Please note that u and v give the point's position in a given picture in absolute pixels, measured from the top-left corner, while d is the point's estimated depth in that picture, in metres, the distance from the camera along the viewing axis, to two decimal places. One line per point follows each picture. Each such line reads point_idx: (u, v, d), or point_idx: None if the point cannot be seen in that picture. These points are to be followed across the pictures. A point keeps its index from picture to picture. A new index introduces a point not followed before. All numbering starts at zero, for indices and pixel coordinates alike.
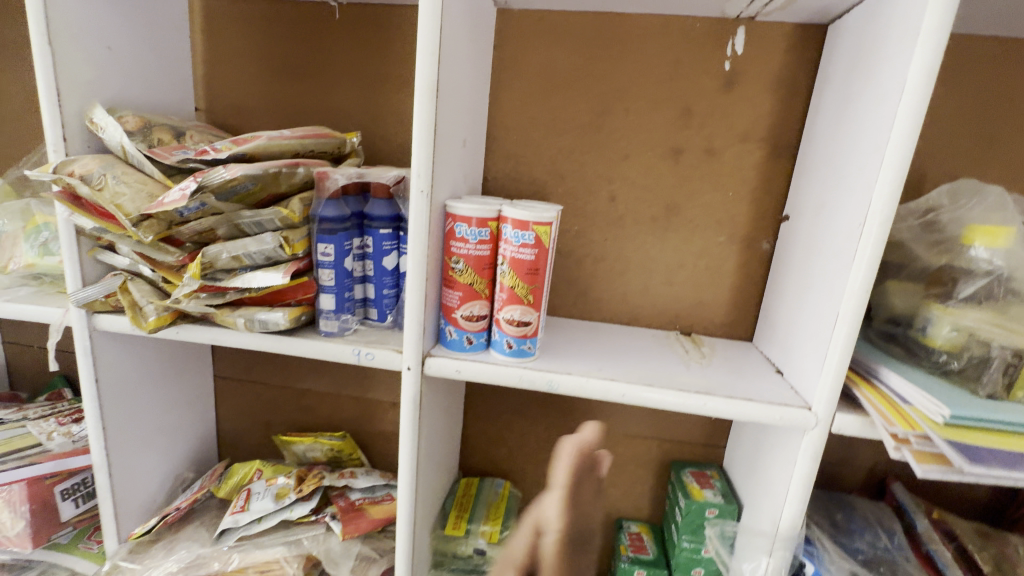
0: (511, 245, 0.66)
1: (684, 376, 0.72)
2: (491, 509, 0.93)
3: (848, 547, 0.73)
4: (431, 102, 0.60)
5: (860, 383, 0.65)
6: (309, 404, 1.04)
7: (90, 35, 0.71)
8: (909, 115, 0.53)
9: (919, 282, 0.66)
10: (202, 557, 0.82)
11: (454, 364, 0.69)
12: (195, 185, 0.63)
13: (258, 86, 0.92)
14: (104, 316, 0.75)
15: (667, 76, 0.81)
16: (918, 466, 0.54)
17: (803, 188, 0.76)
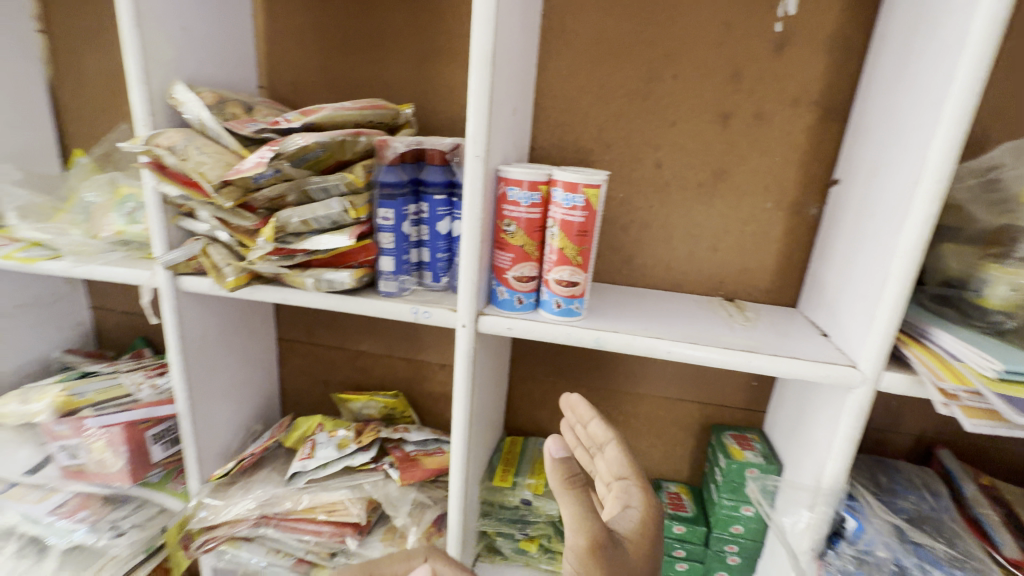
0: (561, 208, 0.69)
1: (728, 336, 0.74)
2: (536, 465, 0.98)
3: (891, 506, 0.74)
4: (486, 69, 0.63)
5: (909, 343, 0.65)
6: (365, 365, 1.11)
7: (169, 16, 0.76)
8: (972, 68, 0.52)
9: (976, 243, 0.66)
10: (277, 495, 0.91)
11: (506, 322, 0.74)
12: (272, 153, 0.68)
13: (316, 63, 0.97)
14: (187, 277, 0.83)
15: (717, 40, 0.80)
16: (967, 421, 0.56)
17: (856, 150, 0.75)
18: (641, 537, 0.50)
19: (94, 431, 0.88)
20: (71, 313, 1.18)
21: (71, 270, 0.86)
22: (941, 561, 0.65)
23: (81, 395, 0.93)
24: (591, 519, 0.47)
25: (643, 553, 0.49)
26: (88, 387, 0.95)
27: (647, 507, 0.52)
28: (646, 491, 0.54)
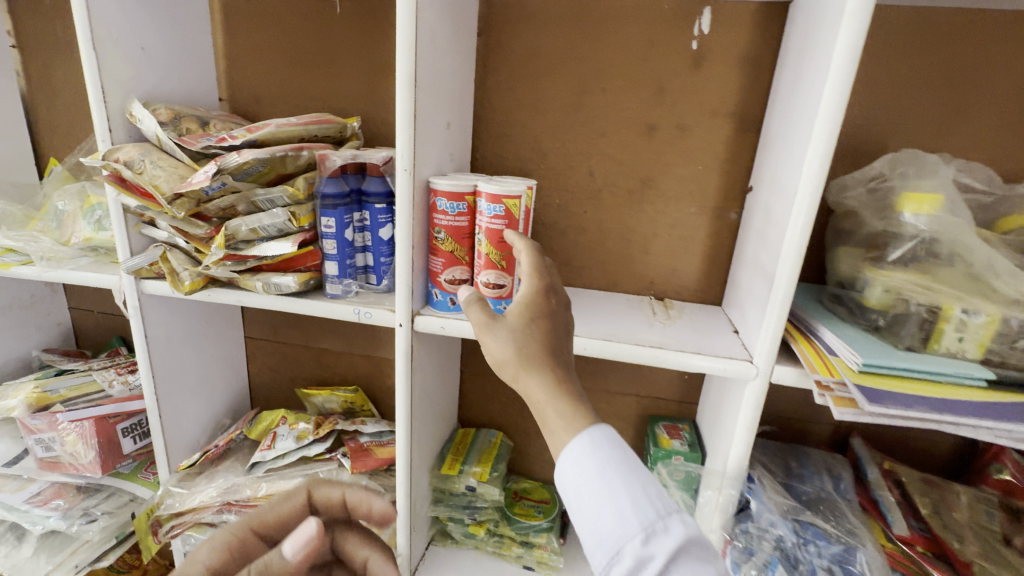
0: (485, 217, 0.75)
1: (644, 333, 0.80)
2: (483, 454, 1.04)
3: (794, 489, 0.80)
4: (409, 91, 0.69)
5: (799, 340, 0.71)
6: (327, 362, 1.17)
7: (126, 39, 0.82)
8: (836, 92, 0.58)
9: (862, 247, 0.71)
10: (238, 483, 0.97)
11: (439, 321, 0.80)
12: (215, 168, 0.74)
13: (272, 77, 1.02)
14: (149, 282, 0.89)
15: (639, 57, 0.86)
16: (835, 410, 0.61)
17: (764, 160, 0.80)
18: (531, 309, 0.62)
19: (66, 426, 0.95)
20: (51, 314, 1.24)
21: (43, 275, 0.93)
22: (828, 538, 0.71)
23: (54, 392, 0.99)
24: (485, 313, 0.63)
25: (531, 320, 0.61)
26: (60, 383, 1.01)
27: (539, 290, 0.64)
28: (538, 276, 0.65)
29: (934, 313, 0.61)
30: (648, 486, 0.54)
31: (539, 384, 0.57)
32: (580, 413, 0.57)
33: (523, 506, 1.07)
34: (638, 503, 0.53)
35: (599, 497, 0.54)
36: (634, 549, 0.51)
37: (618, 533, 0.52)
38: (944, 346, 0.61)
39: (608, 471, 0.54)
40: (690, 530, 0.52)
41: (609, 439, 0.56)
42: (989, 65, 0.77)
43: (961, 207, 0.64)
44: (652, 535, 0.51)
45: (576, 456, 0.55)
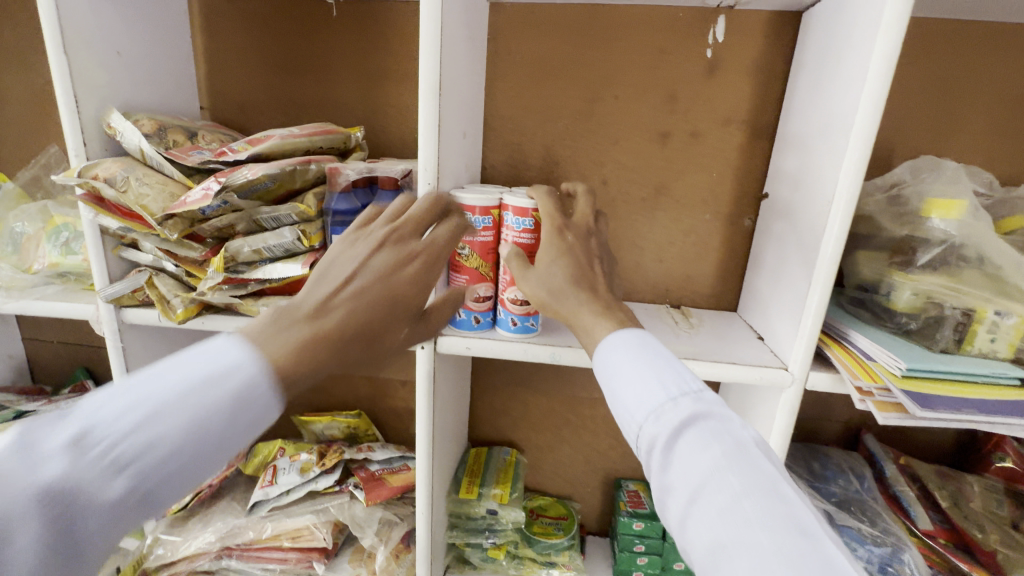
0: (512, 231, 0.72)
1: (674, 344, 0.79)
2: (501, 474, 1.01)
3: (822, 491, 0.82)
4: (434, 100, 0.65)
5: (831, 345, 0.72)
6: (324, 385, 1.09)
7: (101, 41, 0.74)
8: (871, 102, 0.59)
9: (884, 250, 0.73)
10: (239, 526, 0.89)
11: (465, 342, 0.76)
12: (218, 185, 0.66)
13: (259, 83, 0.95)
14: (131, 310, 0.80)
15: (654, 64, 0.85)
16: (879, 414, 0.62)
17: (781, 166, 0.81)
18: (551, 250, 0.68)
19: None
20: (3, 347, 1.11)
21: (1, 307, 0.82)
22: (866, 539, 0.72)
23: None
24: (520, 263, 0.69)
25: (551, 260, 0.67)
26: None
27: (552, 232, 0.69)
28: (550, 215, 0.69)
29: (968, 316, 0.63)
30: (663, 371, 0.59)
31: (568, 310, 0.66)
32: (600, 322, 0.66)
33: (541, 524, 1.04)
34: (651, 388, 0.58)
35: (621, 387, 0.60)
36: (647, 429, 0.56)
37: (634, 418, 0.58)
38: (977, 347, 0.64)
39: (627, 363, 0.61)
40: (700, 406, 0.55)
41: (628, 335, 0.63)
42: (987, 75, 0.81)
43: (982, 212, 0.66)
44: (660, 413, 0.56)
45: (604, 357, 0.63)
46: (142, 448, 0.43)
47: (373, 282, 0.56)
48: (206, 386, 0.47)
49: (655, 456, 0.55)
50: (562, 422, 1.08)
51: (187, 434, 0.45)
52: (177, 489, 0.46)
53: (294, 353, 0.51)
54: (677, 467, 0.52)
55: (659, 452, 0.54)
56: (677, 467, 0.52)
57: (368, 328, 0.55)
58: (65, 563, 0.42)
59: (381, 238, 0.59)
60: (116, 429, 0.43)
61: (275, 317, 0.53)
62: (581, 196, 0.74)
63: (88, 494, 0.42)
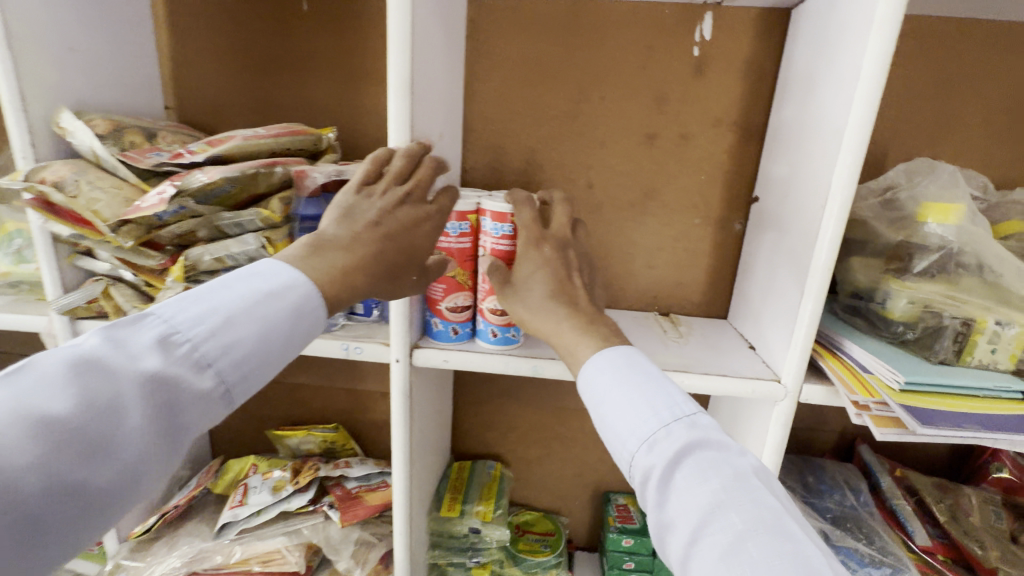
0: (490, 237, 0.68)
1: (663, 355, 0.76)
2: (484, 490, 0.96)
3: (817, 507, 0.78)
4: (405, 100, 0.61)
5: (825, 355, 0.69)
6: (300, 398, 1.04)
7: (53, 36, 0.70)
8: (865, 102, 0.56)
9: (879, 257, 0.70)
10: (207, 549, 0.83)
11: (442, 354, 0.72)
12: (172, 190, 0.63)
13: (228, 80, 0.89)
14: (87, 321, 0.75)
15: (641, 63, 0.82)
16: (876, 430, 0.59)
17: (772, 169, 0.78)
18: (529, 264, 0.66)
19: None
20: None
21: None
22: (864, 560, 0.69)
23: None
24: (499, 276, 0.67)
25: (529, 274, 0.65)
26: None
27: (529, 244, 0.66)
28: (527, 224, 0.66)
29: (968, 326, 0.60)
30: (655, 396, 0.57)
31: (550, 327, 0.64)
32: (583, 341, 0.63)
33: (527, 541, 1.00)
34: (643, 415, 0.56)
35: (611, 413, 0.58)
36: (640, 460, 0.54)
37: (626, 447, 0.56)
38: (977, 358, 0.61)
39: (617, 387, 0.59)
40: (695, 434, 0.53)
41: (616, 356, 0.61)
42: (981, 76, 0.78)
43: (979, 216, 0.63)
44: (654, 443, 0.54)
45: (589, 381, 0.61)
46: (222, 347, 0.46)
47: (399, 228, 0.58)
48: (269, 297, 0.50)
49: (652, 488, 0.52)
50: (549, 434, 1.04)
51: (258, 337, 0.48)
52: (253, 387, 0.48)
53: (336, 280, 0.53)
54: (674, 500, 0.50)
55: (654, 485, 0.52)
56: (675, 501, 0.50)
57: (396, 266, 0.58)
58: (169, 450, 0.43)
59: (403, 189, 0.59)
60: (196, 331, 0.46)
61: (314, 247, 0.55)
62: (557, 203, 0.70)
63: (183, 384, 0.44)
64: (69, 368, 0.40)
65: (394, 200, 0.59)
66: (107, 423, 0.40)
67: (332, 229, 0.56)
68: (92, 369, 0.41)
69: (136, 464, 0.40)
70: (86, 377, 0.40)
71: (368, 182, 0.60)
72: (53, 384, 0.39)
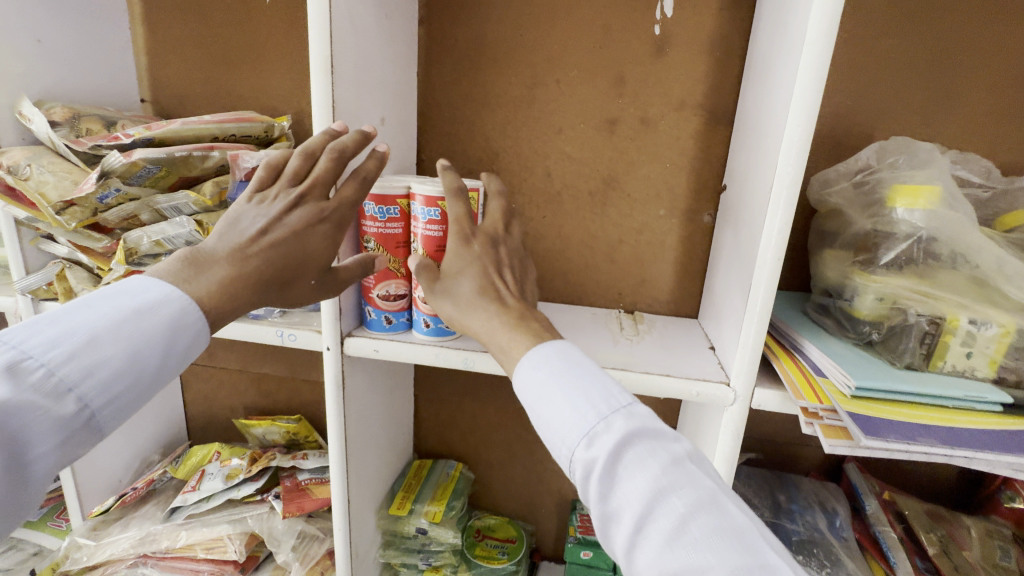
0: (420, 222, 0.65)
1: (609, 352, 0.70)
2: (439, 490, 0.93)
3: (784, 530, 0.70)
4: (324, 78, 0.59)
5: (781, 357, 0.62)
6: (268, 388, 1.05)
7: (17, 31, 0.75)
8: (811, 68, 0.49)
9: (849, 248, 0.62)
10: (156, 532, 0.85)
11: (373, 344, 0.70)
12: (96, 171, 0.63)
13: (197, 74, 0.92)
14: (48, 303, 0.78)
15: (597, 44, 0.78)
16: (825, 441, 0.51)
17: (736, 153, 0.72)
18: (457, 261, 0.61)
19: None
20: None
21: None
22: None
23: None
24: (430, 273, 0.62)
25: (458, 271, 0.60)
26: None
27: (459, 241, 0.61)
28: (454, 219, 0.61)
29: (937, 325, 0.53)
30: (591, 388, 0.50)
31: (480, 328, 0.59)
32: (515, 339, 0.56)
33: (484, 547, 0.95)
34: (579, 408, 0.49)
35: (545, 409, 0.51)
36: (580, 455, 0.47)
37: (565, 444, 0.48)
38: (950, 363, 0.53)
39: (553, 381, 0.51)
40: (635, 423, 0.47)
41: (550, 351, 0.54)
42: (981, 48, 0.70)
43: (961, 201, 0.55)
44: (594, 437, 0.47)
45: (522, 376, 0.54)
46: (87, 370, 0.44)
47: (289, 235, 0.55)
48: (139, 313, 0.48)
49: (592, 485, 0.46)
50: (513, 436, 1.00)
51: (129, 357, 0.47)
52: (122, 411, 0.47)
53: (216, 291, 0.52)
54: (618, 493, 0.44)
55: (596, 481, 0.45)
56: (619, 496, 0.44)
57: (287, 274, 0.55)
58: (18, 484, 0.41)
59: (294, 192, 0.56)
60: (52, 356, 0.43)
61: (190, 261, 0.53)
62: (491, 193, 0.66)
63: (40, 412, 0.42)
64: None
65: (285, 204, 0.56)
66: None
67: (214, 243, 0.54)
68: None
69: None
70: None
71: (262, 189, 0.58)
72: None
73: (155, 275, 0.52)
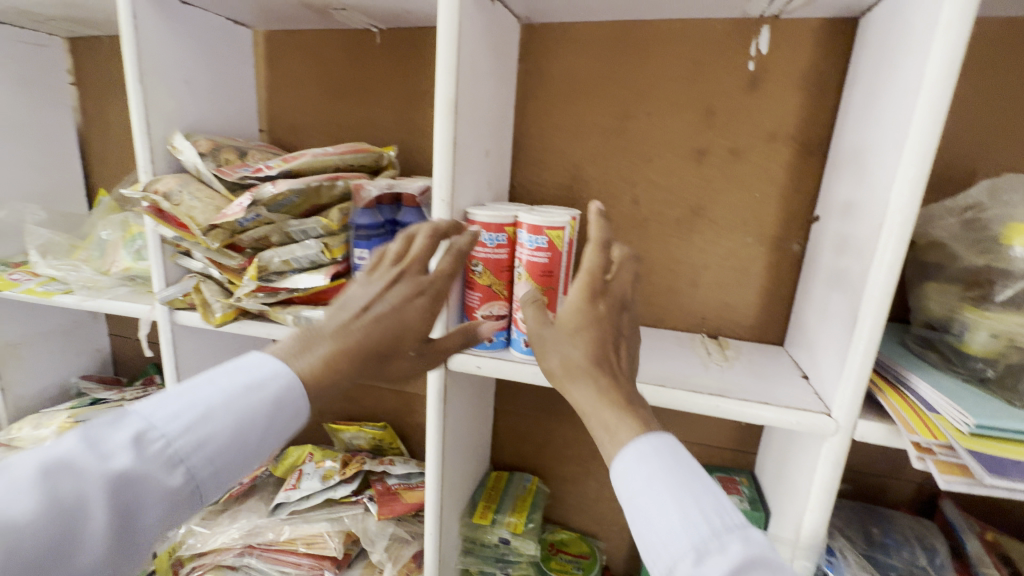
0: (526, 249, 0.69)
1: (701, 377, 0.72)
2: (518, 502, 0.96)
3: (880, 564, 0.70)
4: (450, 118, 0.65)
5: (887, 391, 0.62)
6: (355, 395, 1.12)
7: (170, 73, 0.83)
8: (929, 111, 0.51)
9: (956, 283, 0.62)
10: (260, 526, 0.92)
11: (476, 360, 0.74)
12: (249, 199, 0.72)
13: (309, 107, 1.01)
14: (182, 312, 0.86)
15: (689, 80, 0.81)
16: (940, 478, 0.52)
17: (832, 186, 0.73)
18: (576, 318, 0.56)
19: None
20: (91, 340, 1.27)
21: (81, 303, 0.93)
22: None
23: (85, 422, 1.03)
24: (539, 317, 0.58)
25: (573, 330, 0.55)
26: (92, 413, 1.05)
27: (583, 297, 0.56)
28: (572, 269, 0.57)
29: None
30: (702, 497, 0.48)
31: (584, 398, 0.53)
32: (625, 423, 0.52)
33: (559, 560, 0.98)
34: (689, 517, 0.46)
35: (648, 508, 0.48)
36: (685, 570, 0.44)
37: (666, 553, 0.46)
38: None
39: (656, 482, 0.48)
40: (752, 550, 0.44)
41: (660, 444, 0.51)
42: None
43: None
44: (704, 554, 0.44)
45: (624, 468, 0.50)
46: (195, 444, 0.51)
47: (388, 311, 0.59)
48: (248, 390, 0.55)
49: None
50: (589, 453, 1.02)
51: (233, 431, 0.53)
52: (220, 481, 0.53)
53: (318, 369, 0.57)
54: None
55: None
56: None
57: (384, 350, 0.58)
58: (126, 545, 0.48)
59: (397, 269, 0.60)
60: (171, 427, 0.51)
61: (304, 339, 0.59)
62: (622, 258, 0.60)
63: (152, 482, 0.49)
64: (41, 472, 0.45)
65: (387, 280, 0.60)
66: (70, 524, 0.45)
67: (325, 320, 0.59)
68: (66, 471, 0.46)
69: (96, 562, 0.46)
70: (58, 480, 0.45)
71: (372, 263, 0.62)
72: (22, 487, 0.44)
73: (272, 352, 0.59)
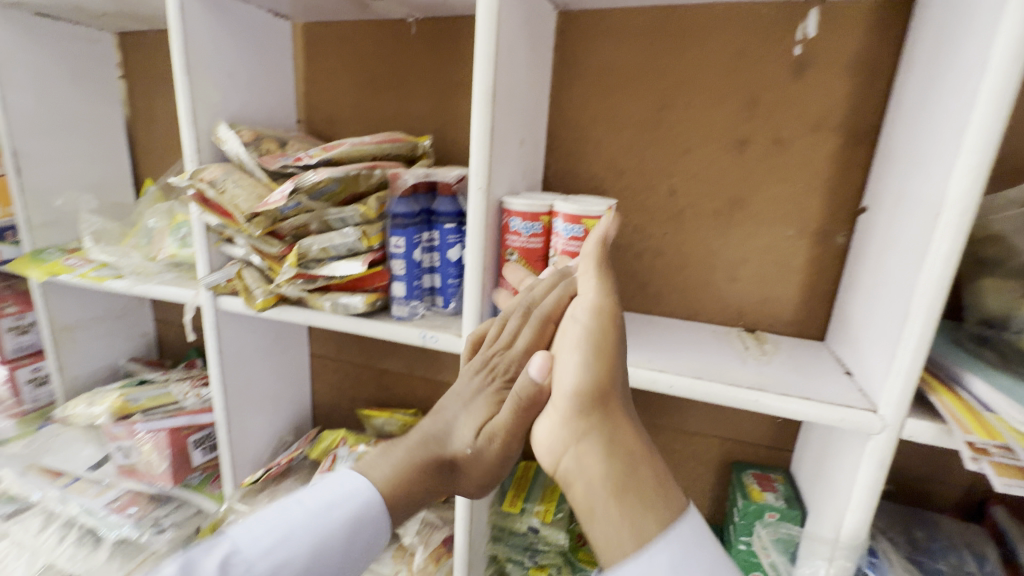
0: (562, 238, 0.69)
1: (739, 371, 0.71)
2: (548, 492, 0.97)
3: (925, 567, 0.67)
4: (487, 107, 0.65)
5: (938, 389, 0.60)
6: (387, 382, 1.14)
7: (215, 66, 0.85)
8: (994, 96, 0.48)
9: (1016, 278, 0.60)
10: None
11: None
12: (291, 187, 0.73)
13: (345, 98, 1.03)
14: (225, 298, 0.89)
15: (731, 67, 0.79)
16: (998, 481, 0.50)
17: (882, 176, 0.70)
18: (569, 396, 0.56)
19: (144, 435, 1.01)
20: (138, 324, 1.33)
21: (131, 289, 0.98)
22: None
23: (134, 401, 1.06)
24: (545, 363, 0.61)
25: (569, 405, 0.56)
26: (140, 393, 1.08)
27: (581, 362, 0.56)
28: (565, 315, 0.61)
29: None
30: None
31: (582, 479, 0.53)
32: (630, 508, 0.49)
33: (588, 551, 0.98)
34: None
35: None
36: None
37: None
38: None
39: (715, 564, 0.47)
40: None
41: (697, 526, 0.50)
42: None
43: None
44: None
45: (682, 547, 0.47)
46: (277, 568, 0.59)
47: (463, 413, 0.68)
48: (331, 506, 0.65)
49: None
50: None
51: (311, 556, 0.61)
52: None
53: (394, 481, 0.68)
54: None
55: None
56: None
57: (451, 461, 0.68)
58: None
59: (479, 381, 0.67)
60: (255, 554, 0.59)
61: (383, 449, 0.72)
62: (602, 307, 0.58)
63: None
64: None
65: (474, 390, 0.68)
66: None
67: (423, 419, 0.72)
68: None
69: None
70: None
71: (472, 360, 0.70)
72: None
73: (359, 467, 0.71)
